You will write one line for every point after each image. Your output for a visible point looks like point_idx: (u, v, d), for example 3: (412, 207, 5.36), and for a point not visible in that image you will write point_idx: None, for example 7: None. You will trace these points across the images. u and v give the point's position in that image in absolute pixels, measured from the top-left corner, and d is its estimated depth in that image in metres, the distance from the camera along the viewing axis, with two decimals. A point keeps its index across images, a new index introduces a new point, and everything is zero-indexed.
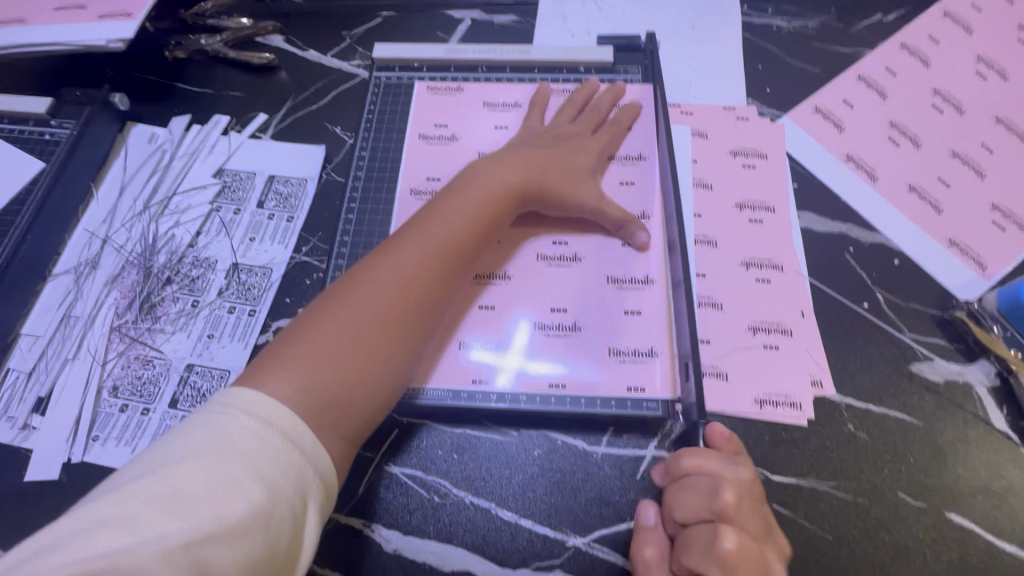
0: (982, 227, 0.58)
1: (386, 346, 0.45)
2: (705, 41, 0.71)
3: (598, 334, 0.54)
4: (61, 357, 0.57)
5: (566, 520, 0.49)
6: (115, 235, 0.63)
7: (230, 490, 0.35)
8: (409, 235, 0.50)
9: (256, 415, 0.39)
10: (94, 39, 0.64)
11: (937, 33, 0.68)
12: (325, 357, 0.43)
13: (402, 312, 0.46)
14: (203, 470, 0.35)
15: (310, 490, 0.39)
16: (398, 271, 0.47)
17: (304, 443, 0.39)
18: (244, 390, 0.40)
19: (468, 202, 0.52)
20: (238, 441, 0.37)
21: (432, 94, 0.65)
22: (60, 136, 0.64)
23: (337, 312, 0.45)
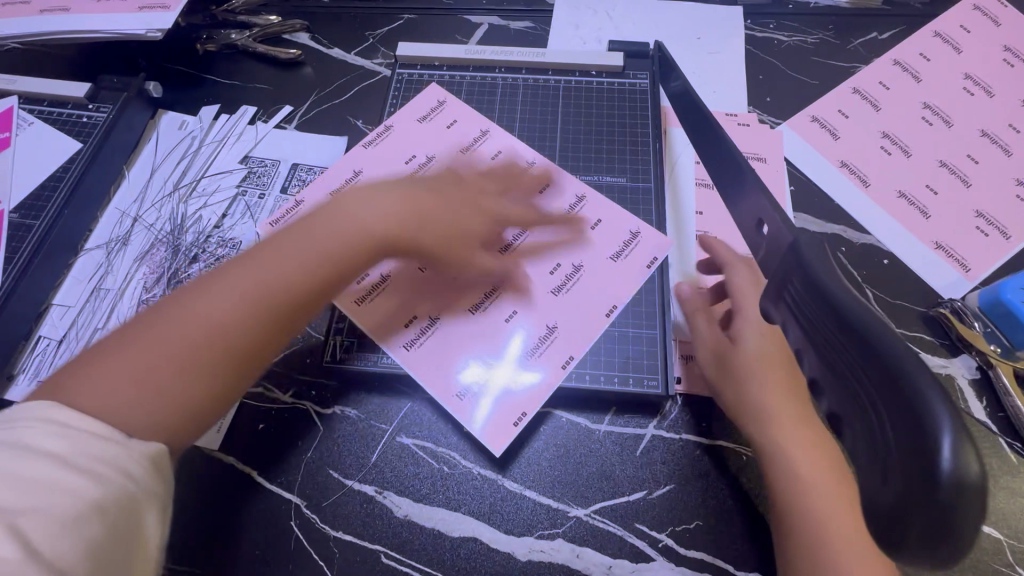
0: (966, 232, 0.62)
1: (231, 355, 0.43)
2: (710, 51, 0.75)
3: (586, 325, 0.54)
4: (91, 326, 0.59)
5: (569, 492, 0.52)
6: (145, 214, 0.66)
7: (55, 481, 0.34)
8: (272, 245, 0.47)
9: (53, 420, 0.37)
10: (134, 30, 0.68)
11: (927, 50, 0.72)
12: (146, 368, 0.41)
13: (255, 325, 0.44)
14: (11, 481, 0.33)
15: (139, 471, 0.38)
16: (287, 252, 0.47)
17: (108, 432, 0.38)
18: (26, 395, 0.38)
19: (357, 211, 0.49)
20: (20, 440, 0.35)
21: (414, 119, 0.65)
22: (97, 119, 0.68)
23: (165, 321, 0.43)
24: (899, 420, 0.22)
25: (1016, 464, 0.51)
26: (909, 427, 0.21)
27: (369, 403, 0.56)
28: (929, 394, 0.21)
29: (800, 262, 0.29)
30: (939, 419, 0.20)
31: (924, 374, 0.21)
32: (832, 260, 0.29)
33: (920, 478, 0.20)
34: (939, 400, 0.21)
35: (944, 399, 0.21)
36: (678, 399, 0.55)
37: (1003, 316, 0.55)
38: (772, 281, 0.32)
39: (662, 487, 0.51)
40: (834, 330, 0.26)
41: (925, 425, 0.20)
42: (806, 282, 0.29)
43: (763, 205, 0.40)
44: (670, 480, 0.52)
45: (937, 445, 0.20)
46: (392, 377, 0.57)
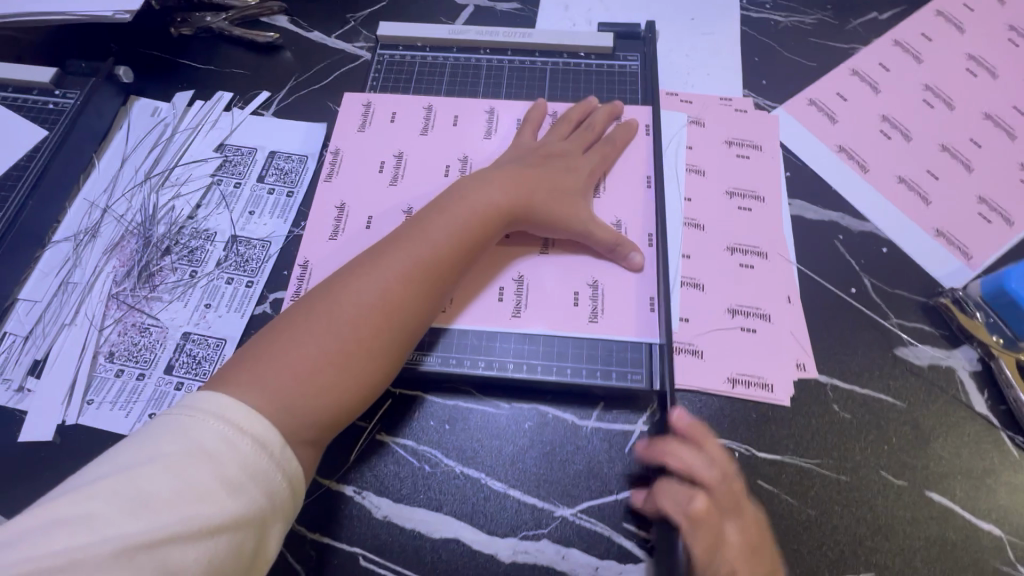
0: (968, 219, 0.59)
1: (377, 352, 0.45)
2: (703, 32, 0.72)
3: (619, 312, 0.54)
4: (58, 322, 0.57)
5: (554, 491, 0.50)
6: (115, 205, 0.63)
7: (200, 495, 0.35)
8: (385, 256, 0.48)
9: (225, 419, 0.38)
10: (101, 11, 0.65)
11: (929, 30, 0.69)
12: (306, 381, 0.42)
13: (394, 321, 0.46)
14: (173, 472, 0.35)
15: (279, 498, 0.38)
16: (434, 238, 0.50)
17: (271, 445, 0.39)
18: (203, 392, 0.40)
19: (460, 217, 0.51)
20: (202, 442, 0.37)
21: (356, 133, 0.62)
22: (64, 106, 0.65)
23: (311, 334, 0.44)
24: None
25: (1018, 459, 0.50)
26: None
27: None
28: None
29: None
30: None
31: None
32: None
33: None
34: None
35: None
36: None
37: (1007, 305, 0.53)
38: None
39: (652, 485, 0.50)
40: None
41: None
42: None
43: None
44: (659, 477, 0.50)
45: None
46: None
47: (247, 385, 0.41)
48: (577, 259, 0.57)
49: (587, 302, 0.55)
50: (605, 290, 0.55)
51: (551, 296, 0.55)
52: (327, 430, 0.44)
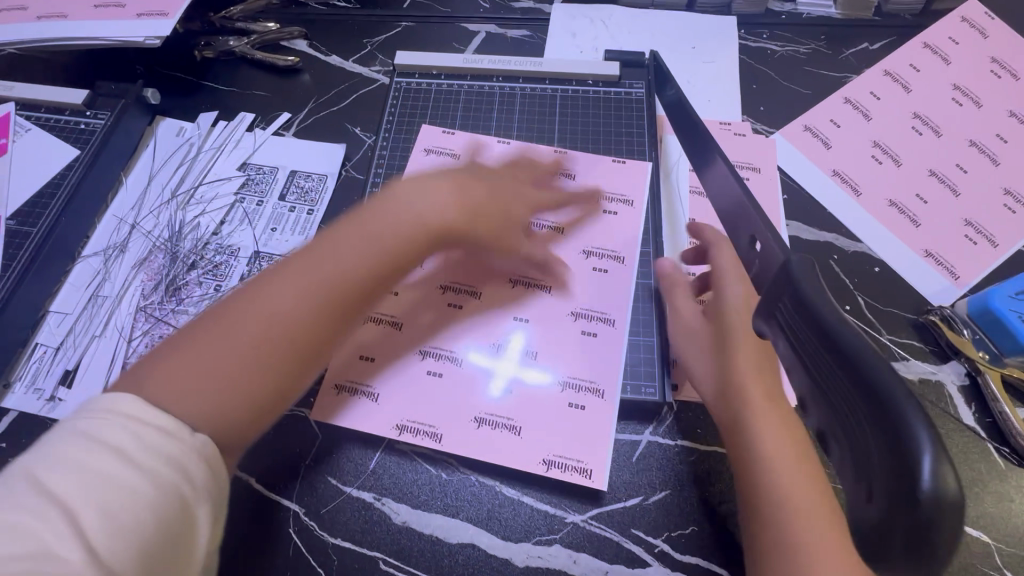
0: (955, 240, 0.63)
1: (299, 349, 0.45)
2: (704, 60, 0.76)
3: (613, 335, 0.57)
4: (89, 334, 0.59)
5: (565, 498, 0.52)
6: (142, 221, 0.66)
7: (114, 487, 0.35)
8: (315, 254, 0.48)
9: (125, 415, 0.38)
10: (132, 37, 0.68)
11: (917, 61, 0.73)
12: (217, 375, 0.42)
13: (320, 320, 0.46)
14: (77, 473, 0.35)
15: (194, 481, 0.38)
16: (352, 245, 0.49)
17: (180, 433, 0.39)
18: (118, 395, 0.39)
19: (402, 213, 0.51)
20: (103, 439, 0.37)
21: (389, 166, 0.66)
22: (94, 125, 0.68)
23: (219, 331, 0.44)
24: (885, 441, 0.25)
25: (1004, 470, 0.52)
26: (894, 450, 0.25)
27: None
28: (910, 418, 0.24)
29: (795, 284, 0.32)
30: (920, 441, 0.24)
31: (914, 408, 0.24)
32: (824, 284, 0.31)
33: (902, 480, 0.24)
34: (926, 430, 0.24)
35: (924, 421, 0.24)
36: (673, 405, 0.56)
37: (990, 323, 0.56)
38: (762, 301, 0.35)
39: (658, 492, 0.52)
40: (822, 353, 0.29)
41: (910, 449, 0.24)
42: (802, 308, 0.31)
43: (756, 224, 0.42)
44: (665, 485, 0.52)
45: (921, 469, 0.23)
46: None
47: (156, 388, 0.41)
48: (554, 282, 0.59)
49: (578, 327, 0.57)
50: (611, 326, 0.57)
51: (562, 345, 0.56)
52: (248, 430, 0.44)
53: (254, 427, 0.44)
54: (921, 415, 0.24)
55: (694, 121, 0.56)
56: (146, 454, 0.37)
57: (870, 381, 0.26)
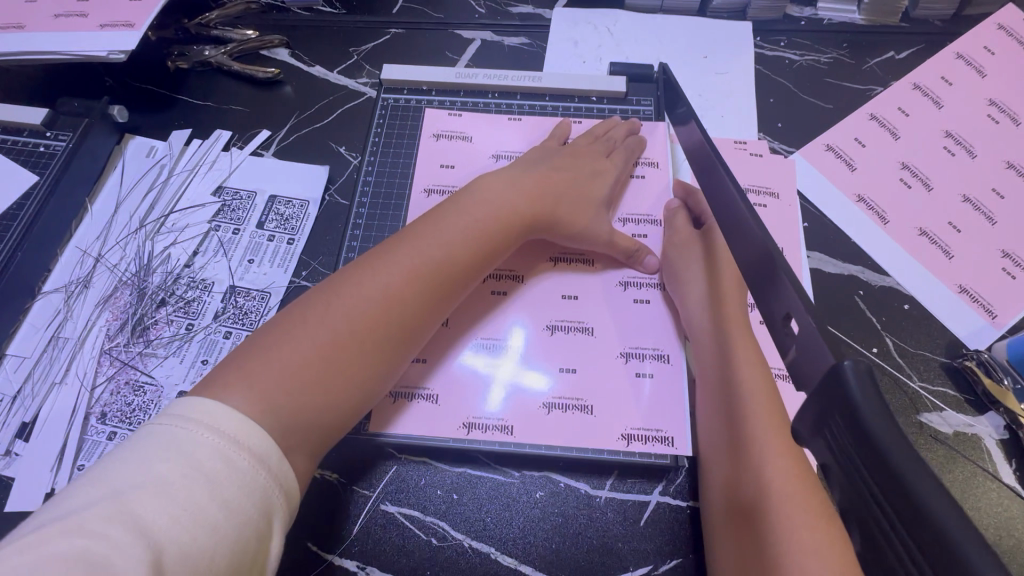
0: (991, 274, 0.58)
1: (375, 347, 0.45)
2: (717, 71, 0.70)
3: (607, 339, 0.54)
4: (48, 380, 0.55)
5: (567, 567, 0.48)
6: (108, 253, 0.61)
7: (192, 516, 0.33)
8: (396, 255, 0.48)
9: (218, 431, 0.37)
10: (95, 51, 0.63)
11: (949, 73, 0.68)
12: (296, 373, 0.41)
13: (393, 318, 0.46)
14: (165, 497, 0.33)
15: (275, 514, 0.37)
16: (451, 237, 0.49)
17: (269, 459, 0.38)
18: (204, 403, 0.38)
19: (478, 211, 0.51)
20: (197, 460, 0.35)
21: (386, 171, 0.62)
22: (55, 148, 0.63)
23: (304, 328, 0.43)
24: None
25: None
26: None
27: (350, 467, 0.51)
28: None
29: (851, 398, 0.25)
30: None
31: None
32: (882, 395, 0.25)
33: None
34: None
35: None
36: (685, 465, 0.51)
37: None
38: (807, 407, 0.29)
39: (669, 562, 0.47)
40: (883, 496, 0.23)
41: None
42: (856, 428, 0.25)
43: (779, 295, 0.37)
44: (676, 554, 0.48)
45: None
46: (376, 442, 0.52)
47: (238, 385, 0.40)
48: (555, 281, 0.57)
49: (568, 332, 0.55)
50: (590, 335, 0.54)
51: (623, 323, 0.55)
52: (322, 438, 0.43)
53: (330, 433, 0.43)
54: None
55: (705, 148, 0.51)
56: (234, 485, 0.35)
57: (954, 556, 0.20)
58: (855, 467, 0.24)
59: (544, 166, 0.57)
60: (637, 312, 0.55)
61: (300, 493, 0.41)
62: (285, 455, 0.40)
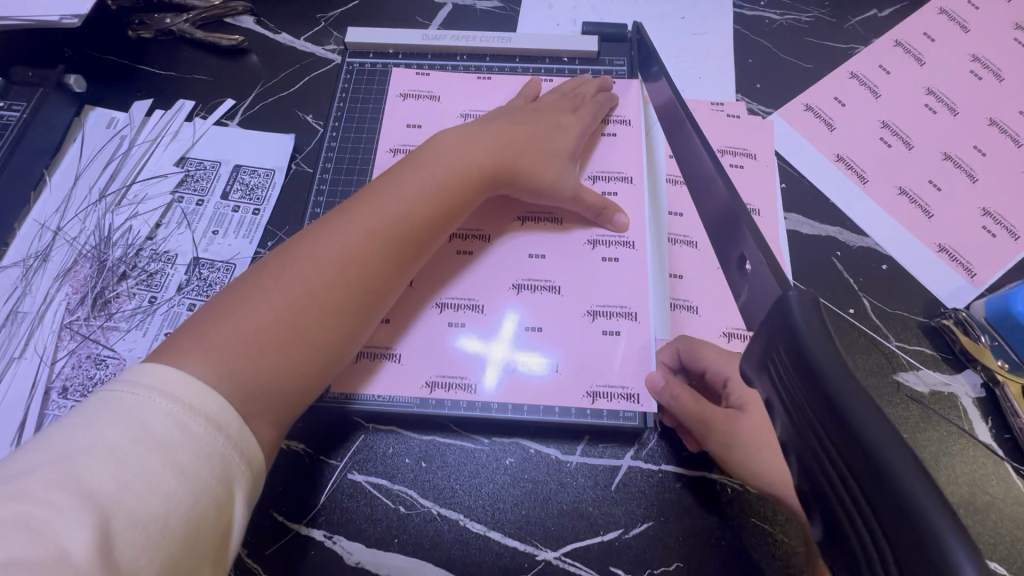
0: (971, 233, 0.56)
1: (337, 309, 0.43)
2: (694, 32, 0.68)
3: (574, 297, 0.53)
4: (6, 356, 0.53)
5: (537, 532, 0.47)
6: (67, 226, 0.59)
7: (142, 481, 0.31)
8: (355, 215, 0.46)
9: (171, 396, 0.35)
10: (46, 16, 0.60)
11: (932, 29, 0.66)
12: (254, 339, 0.39)
13: (355, 278, 0.43)
14: (113, 461, 0.31)
15: (237, 483, 0.35)
16: (410, 197, 0.47)
17: (228, 426, 0.36)
18: (157, 368, 0.36)
19: (438, 168, 0.49)
20: (148, 425, 0.33)
21: (353, 136, 0.60)
22: (8, 119, 0.59)
23: (261, 293, 0.41)
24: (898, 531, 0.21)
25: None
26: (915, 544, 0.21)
27: (317, 437, 0.50)
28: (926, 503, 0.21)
29: (792, 322, 0.28)
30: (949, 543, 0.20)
31: (927, 490, 0.21)
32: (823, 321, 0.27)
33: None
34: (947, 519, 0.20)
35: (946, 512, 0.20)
36: (657, 427, 0.50)
37: (1013, 329, 0.50)
38: (755, 349, 0.31)
39: (640, 525, 0.47)
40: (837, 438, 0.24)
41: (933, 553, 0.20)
42: (798, 359, 0.27)
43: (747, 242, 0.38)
44: (648, 517, 0.47)
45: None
46: (338, 410, 0.50)
47: (192, 352, 0.38)
48: (526, 240, 0.55)
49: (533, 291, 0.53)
50: (556, 294, 0.53)
51: (590, 281, 0.53)
52: (288, 408, 0.41)
53: (297, 401, 0.41)
54: (961, 533, 0.20)
55: (676, 107, 0.51)
56: (188, 450, 0.33)
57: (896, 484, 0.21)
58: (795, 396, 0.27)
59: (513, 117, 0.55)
60: (606, 271, 0.54)
61: (267, 465, 0.39)
62: (247, 423, 0.37)
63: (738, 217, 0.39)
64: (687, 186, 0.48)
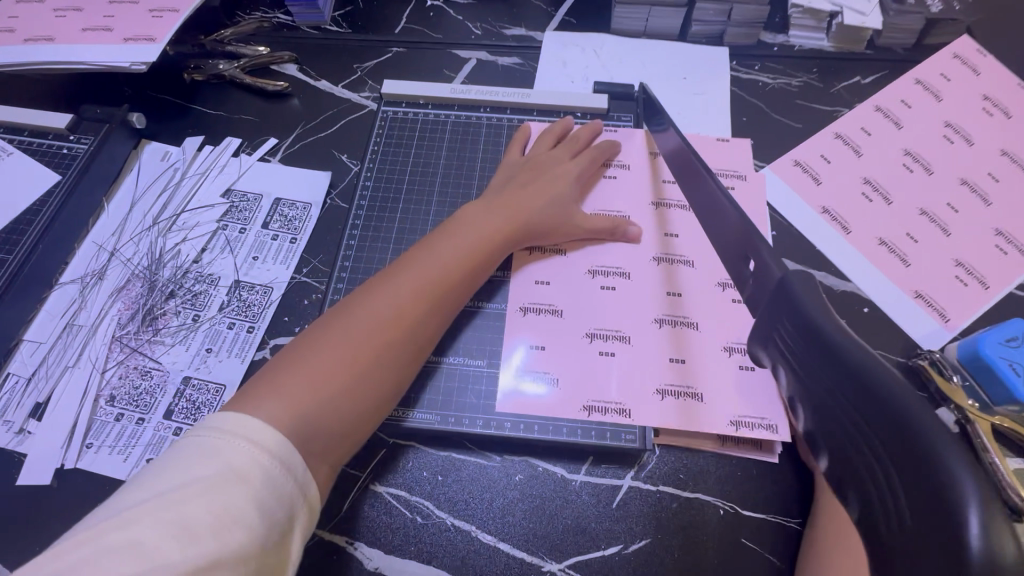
0: (946, 281, 0.62)
1: (380, 358, 0.48)
2: (694, 92, 0.76)
3: (579, 322, 0.58)
4: (61, 364, 0.58)
5: (542, 545, 0.51)
6: (122, 248, 0.65)
7: (233, 517, 0.36)
8: (404, 273, 0.52)
9: (250, 440, 0.40)
10: (118, 62, 0.68)
11: (909, 97, 0.73)
12: (323, 388, 0.45)
13: (403, 330, 0.49)
14: (205, 497, 0.36)
15: (300, 512, 0.40)
16: (441, 260, 0.53)
17: (297, 470, 0.40)
18: (237, 415, 0.41)
19: (479, 228, 0.56)
20: (232, 462, 0.38)
21: (386, 176, 0.67)
22: (77, 150, 0.67)
23: (324, 347, 0.46)
24: (905, 460, 0.23)
25: None
26: (922, 476, 0.22)
27: None
28: (946, 448, 0.22)
29: (795, 300, 0.32)
30: (955, 471, 0.22)
31: (944, 435, 0.23)
32: (822, 300, 0.31)
33: (955, 567, 0.21)
34: (958, 457, 0.22)
35: (963, 460, 0.22)
36: (655, 451, 0.54)
37: (983, 370, 0.55)
38: (758, 328, 0.36)
39: (638, 541, 0.51)
40: (866, 408, 0.25)
41: (948, 493, 0.22)
42: (802, 334, 0.30)
43: (745, 237, 0.44)
44: (646, 534, 0.51)
45: (966, 514, 0.21)
46: None
47: (264, 398, 0.43)
48: (540, 269, 0.61)
49: (545, 315, 0.59)
50: (560, 316, 0.59)
51: (593, 307, 0.59)
52: (344, 451, 0.46)
53: (350, 442, 0.46)
54: (967, 463, 0.22)
55: (683, 150, 0.58)
56: (268, 489, 0.38)
57: (947, 473, 0.22)
58: (799, 359, 0.31)
59: (527, 162, 0.63)
60: (606, 299, 0.59)
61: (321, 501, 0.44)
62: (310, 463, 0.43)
63: (741, 223, 0.45)
64: (705, 212, 0.53)
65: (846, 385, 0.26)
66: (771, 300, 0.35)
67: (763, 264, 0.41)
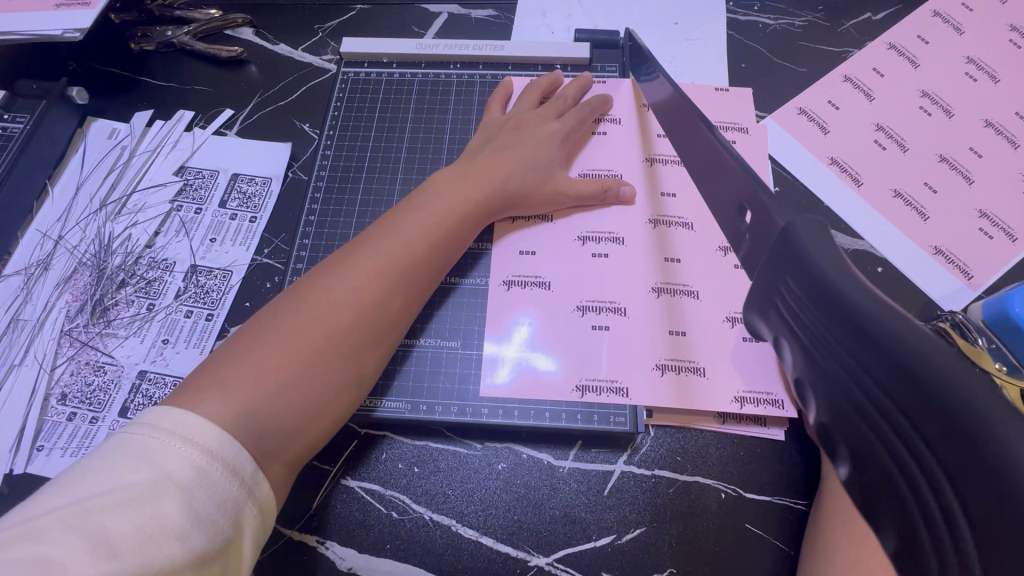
0: (968, 235, 0.56)
1: (339, 350, 0.43)
2: (687, 38, 0.69)
3: (565, 295, 0.53)
4: (7, 363, 0.54)
5: (528, 538, 0.47)
6: (68, 235, 0.60)
7: (162, 529, 0.31)
8: (366, 253, 0.46)
9: (190, 440, 0.35)
10: (50, 30, 0.62)
11: (926, 32, 0.66)
12: (271, 379, 0.40)
13: (366, 317, 0.44)
14: (130, 508, 0.31)
15: (246, 522, 0.35)
16: (407, 233, 0.48)
17: (243, 472, 0.36)
18: (173, 410, 0.36)
19: (450, 199, 0.51)
20: (166, 467, 0.33)
21: (348, 146, 0.61)
22: (12, 130, 0.61)
23: (273, 335, 0.41)
24: (948, 439, 0.20)
25: None
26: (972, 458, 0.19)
27: None
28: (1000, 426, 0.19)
29: (804, 254, 0.27)
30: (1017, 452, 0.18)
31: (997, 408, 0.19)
32: (834, 249, 0.27)
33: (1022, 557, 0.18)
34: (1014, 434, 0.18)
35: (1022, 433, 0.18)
36: (650, 431, 0.50)
37: (1011, 331, 0.49)
38: (757, 293, 0.33)
39: (632, 530, 0.46)
40: (880, 373, 0.23)
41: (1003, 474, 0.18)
42: (812, 294, 0.27)
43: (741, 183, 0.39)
44: (641, 522, 0.47)
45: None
46: None
47: (210, 389, 0.38)
48: (523, 239, 0.56)
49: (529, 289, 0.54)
50: (545, 288, 0.54)
51: (580, 278, 0.54)
52: (302, 450, 0.42)
53: (307, 440, 0.42)
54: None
55: (676, 98, 0.51)
56: (208, 496, 0.34)
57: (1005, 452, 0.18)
58: (812, 326, 0.27)
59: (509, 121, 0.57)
60: (596, 269, 0.54)
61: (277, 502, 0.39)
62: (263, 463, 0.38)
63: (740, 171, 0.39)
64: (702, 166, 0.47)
65: (871, 357, 0.23)
66: (773, 260, 0.31)
67: (762, 217, 0.36)
